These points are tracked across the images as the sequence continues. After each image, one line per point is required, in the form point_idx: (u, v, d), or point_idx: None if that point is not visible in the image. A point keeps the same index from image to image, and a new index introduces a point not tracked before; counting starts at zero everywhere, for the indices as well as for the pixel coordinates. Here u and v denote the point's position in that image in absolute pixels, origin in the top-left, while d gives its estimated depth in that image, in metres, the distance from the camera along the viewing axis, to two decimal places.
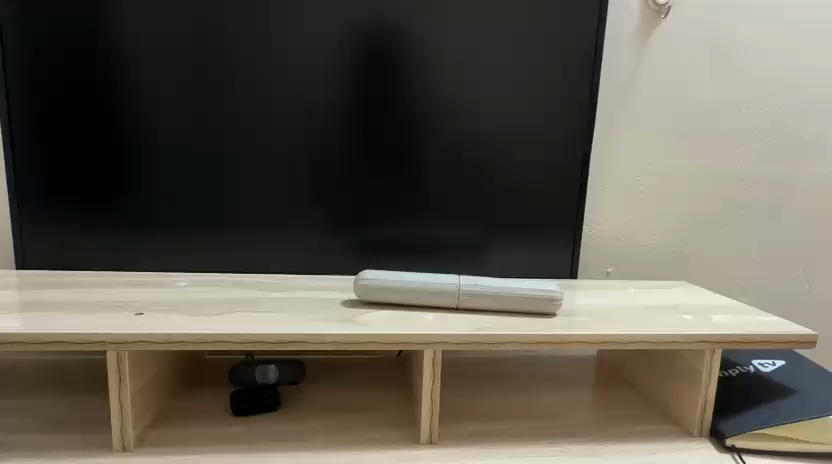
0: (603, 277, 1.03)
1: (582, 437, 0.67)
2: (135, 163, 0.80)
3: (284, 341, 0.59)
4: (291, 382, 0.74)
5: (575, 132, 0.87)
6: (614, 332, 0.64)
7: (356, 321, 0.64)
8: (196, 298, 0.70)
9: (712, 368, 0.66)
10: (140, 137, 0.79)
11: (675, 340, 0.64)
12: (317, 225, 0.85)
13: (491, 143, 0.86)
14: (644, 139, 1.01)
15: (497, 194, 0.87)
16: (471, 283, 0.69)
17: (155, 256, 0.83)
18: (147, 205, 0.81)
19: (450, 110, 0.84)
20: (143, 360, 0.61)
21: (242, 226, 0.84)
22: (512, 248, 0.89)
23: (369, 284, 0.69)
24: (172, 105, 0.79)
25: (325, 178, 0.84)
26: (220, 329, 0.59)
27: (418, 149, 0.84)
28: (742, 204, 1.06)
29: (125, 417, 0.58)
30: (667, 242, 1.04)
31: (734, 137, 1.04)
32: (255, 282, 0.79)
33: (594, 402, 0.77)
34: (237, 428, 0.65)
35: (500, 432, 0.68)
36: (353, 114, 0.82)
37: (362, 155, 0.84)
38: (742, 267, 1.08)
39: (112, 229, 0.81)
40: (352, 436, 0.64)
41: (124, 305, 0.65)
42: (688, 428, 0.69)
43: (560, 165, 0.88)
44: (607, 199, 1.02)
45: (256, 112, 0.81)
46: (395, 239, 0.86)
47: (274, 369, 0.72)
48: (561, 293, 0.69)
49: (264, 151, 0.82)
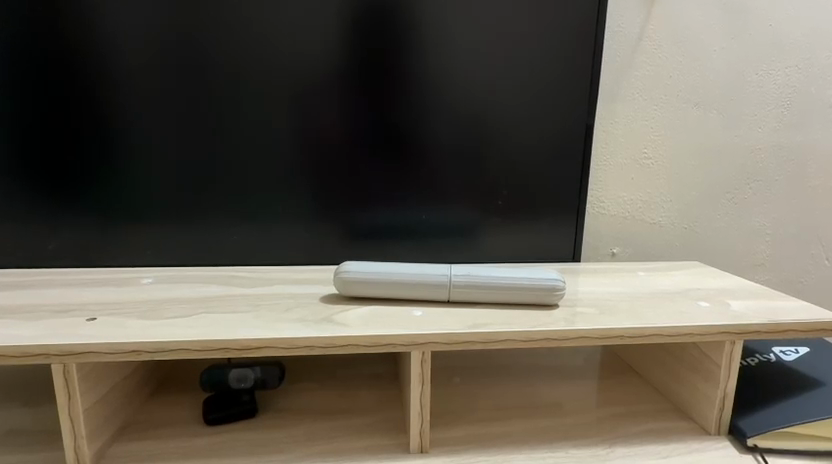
0: (609, 259, 0.97)
1: (589, 439, 0.61)
2: (90, 149, 0.72)
3: (252, 346, 0.52)
4: (278, 377, 0.66)
5: (577, 103, 0.79)
6: (624, 325, 0.57)
7: (335, 320, 0.57)
8: (160, 298, 0.63)
9: (732, 360, 0.59)
10: (94, 120, 0.71)
11: (692, 333, 0.58)
12: (297, 212, 0.77)
13: (484, 118, 0.78)
14: (652, 108, 0.93)
15: (493, 172, 0.79)
16: (464, 273, 0.62)
17: (120, 250, 0.76)
18: (108, 194, 0.73)
19: (439, 81, 0.76)
20: (99, 371, 0.55)
21: (216, 216, 0.76)
22: (509, 231, 0.82)
23: (350, 279, 0.62)
24: (129, 84, 0.71)
25: (303, 162, 0.76)
26: (180, 335, 0.52)
27: (405, 127, 0.76)
28: (757, 177, 0.98)
29: (79, 435, 0.52)
30: (676, 220, 0.97)
31: (749, 104, 0.96)
32: (230, 276, 0.73)
33: (600, 397, 0.71)
34: (209, 439, 0.59)
35: (498, 435, 0.62)
36: (331, 88, 0.74)
37: (342, 134, 0.76)
38: (757, 244, 1.01)
39: (70, 222, 0.73)
40: (335, 446, 0.58)
41: (77, 309, 0.58)
42: (705, 426, 0.63)
43: (563, 140, 0.80)
44: (613, 174, 0.94)
45: (221, 91, 0.72)
46: (383, 225, 0.79)
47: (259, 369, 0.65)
48: (563, 282, 0.62)
49: (234, 133, 0.74)
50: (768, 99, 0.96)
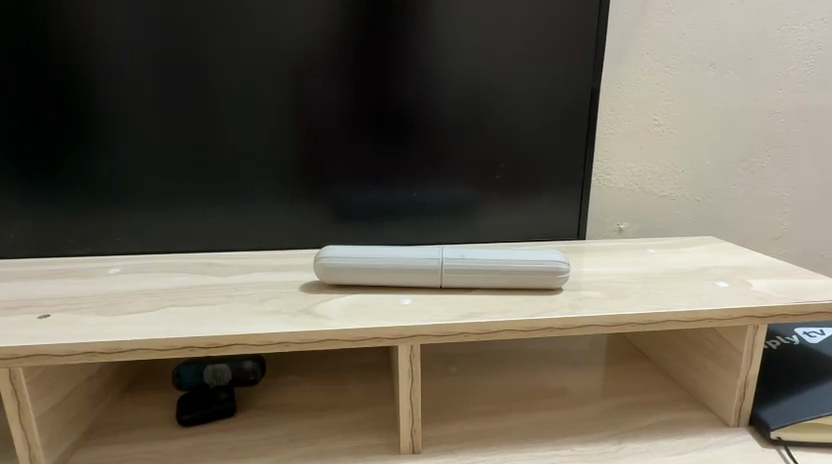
0: (615, 235, 0.90)
1: (597, 434, 0.56)
2: (45, 127, 0.65)
3: (220, 345, 0.47)
4: (259, 368, 0.62)
5: (581, 66, 0.72)
6: (634, 311, 0.51)
7: (314, 312, 0.51)
8: (124, 290, 0.57)
9: (754, 345, 0.54)
10: (47, 95, 0.64)
11: (711, 317, 0.52)
12: (277, 192, 0.71)
13: (480, 84, 0.70)
14: (663, 70, 0.85)
15: (490, 144, 0.73)
16: (458, 256, 0.56)
17: (86, 238, 0.69)
18: (67, 177, 0.67)
19: (430, 43, 0.68)
20: (55, 374, 0.49)
21: (187, 199, 0.70)
22: (507, 208, 0.75)
23: (331, 265, 0.56)
24: (82, 53, 0.63)
25: (280, 137, 0.69)
26: (139, 334, 0.47)
27: (393, 95, 0.69)
28: (776, 143, 0.91)
29: (34, 444, 0.47)
30: (687, 192, 0.90)
31: (769, 64, 0.88)
32: (205, 264, 0.67)
33: (607, 386, 0.66)
34: (182, 442, 0.55)
35: (498, 432, 0.56)
36: (308, 53, 0.66)
37: (323, 105, 0.68)
38: (775, 215, 0.94)
39: (29, 209, 0.67)
40: (320, 448, 0.54)
41: (29, 305, 0.53)
42: (723, 416, 0.58)
43: (565, 106, 0.73)
44: (620, 144, 0.87)
45: (184, 58, 0.65)
46: (370, 205, 0.73)
47: (250, 362, 0.61)
48: (567, 264, 0.56)
49: (203, 106, 0.67)
50: (789, 57, 0.88)
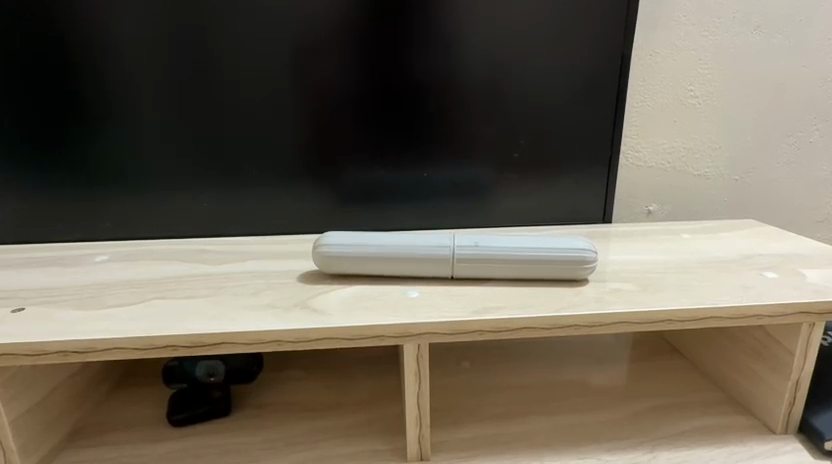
0: (644, 218, 0.83)
1: (625, 441, 0.51)
2: (23, 103, 0.60)
3: (204, 343, 0.42)
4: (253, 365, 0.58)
5: (611, 28, 0.64)
6: (671, 307, 0.45)
7: (311, 306, 0.46)
8: (107, 281, 0.53)
9: (809, 346, 0.47)
10: (23, 67, 0.58)
11: (759, 314, 0.46)
12: (274, 174, 0.65)
13: (499, 51, 0.63)
14: (701, 35, 0.77)
15: (509, 119, 0.66)
16: (471, 244, 0.51)
17: (72, 224, 0.65)
18: (49, 158, 0.62)
19: (443, 6, 0.61)
20: (30, 374, 0.45)
21: (179, 182, 0.65)
22: (528, 188, 0.69)
23: (331, 254, 0.51)
24: (59, 20, 0.58)
25: (277, 111, 0.63)
26: (114, 331, 0.42)
27: (400, 65, 0.62)
28: (826, 115, 0.82)
29: (7, 450, 0.43)
30: (724, 171, 0.82)
31: (821, 26, 0.79)
32: (199, 251, 0.62)
33: (635, 385, 0.60)
34: (172, 445, 0.51)
35: (514, 438, 0.51)
36: (305, 17, 0.60)
37: (324, 77, 0.62)
38: (820, 196, 0.86)
39: (11, 193, 0.63)
40: (319, 453, 0.49)
41: (4, 298, 0.49)
42: (768, 422, 0.52)
43: (593, 76, 0.65)
44: (651, 118, 0.79)
45: (169, 24, 0.59)
46: (376, 186, 0.67)
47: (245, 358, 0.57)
48: (594, 252, 0.50)
49: (191, 78, 0.61)
50: None
